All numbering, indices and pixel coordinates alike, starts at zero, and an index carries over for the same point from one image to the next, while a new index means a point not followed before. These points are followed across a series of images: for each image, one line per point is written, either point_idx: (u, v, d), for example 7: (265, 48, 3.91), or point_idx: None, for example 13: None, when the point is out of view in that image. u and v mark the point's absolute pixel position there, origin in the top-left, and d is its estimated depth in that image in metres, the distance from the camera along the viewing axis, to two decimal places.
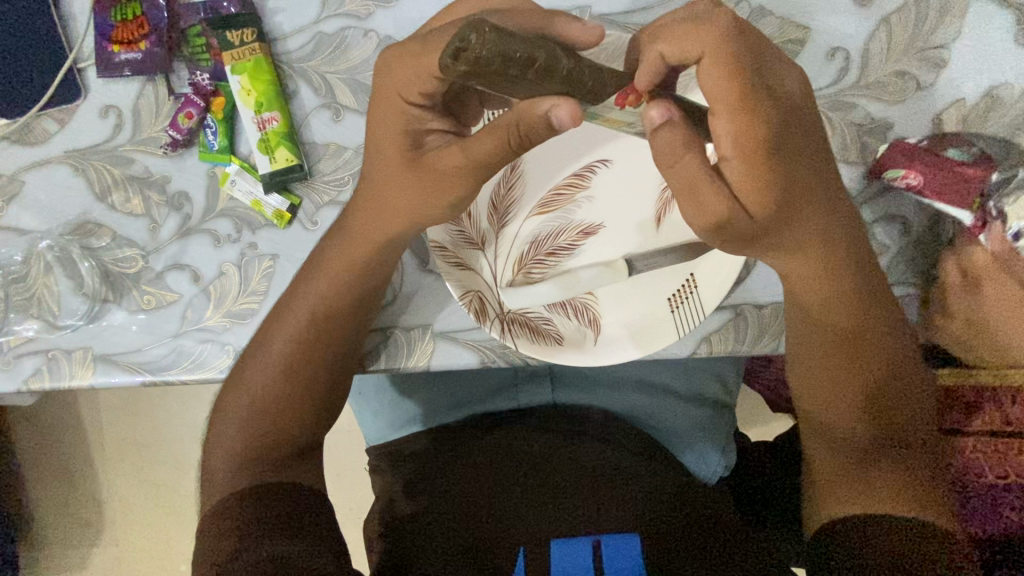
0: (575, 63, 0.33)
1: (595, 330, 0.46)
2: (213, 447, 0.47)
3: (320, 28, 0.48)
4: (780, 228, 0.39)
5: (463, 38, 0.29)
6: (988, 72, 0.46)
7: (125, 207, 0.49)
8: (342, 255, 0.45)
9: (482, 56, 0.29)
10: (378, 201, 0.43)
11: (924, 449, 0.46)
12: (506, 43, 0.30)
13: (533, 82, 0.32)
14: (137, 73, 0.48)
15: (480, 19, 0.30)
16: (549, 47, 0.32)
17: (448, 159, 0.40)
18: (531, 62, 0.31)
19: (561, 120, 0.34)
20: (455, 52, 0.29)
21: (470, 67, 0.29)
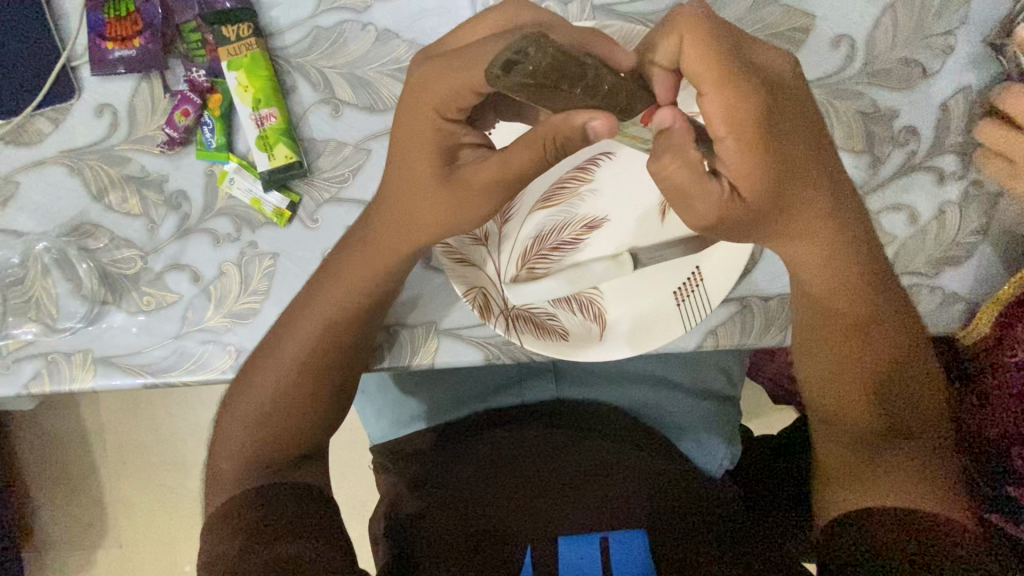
0: (614, 82, 0.35)
1: (601, 325, 0.46)
2: (218, 449, 0.47)
3: (317, 23, 0.47)
4: (786, 218, 0.39)
5: (519, 49, 0.29)
6: (993, 59, 0.46)
7: (122, 207, 0.48)
8: (345, 253, 0.44)
9: (535, 70, 0.29)
10: (381, 197, 0.42)
11: (934, 439, 0.45)
12: (558, 61, 0.30)
13: (573, 98, 0.33)
14: (131, 71, 0.47)
15: (538, 34, 0.30)
16: (592, 66, 0.33)
17: (453, 155, 0.39)
18: (573, 83, 0.32)
19: (595, 131, 0.34)
20: (507, 64, 0.29)
21: (522, 79, 0.30)
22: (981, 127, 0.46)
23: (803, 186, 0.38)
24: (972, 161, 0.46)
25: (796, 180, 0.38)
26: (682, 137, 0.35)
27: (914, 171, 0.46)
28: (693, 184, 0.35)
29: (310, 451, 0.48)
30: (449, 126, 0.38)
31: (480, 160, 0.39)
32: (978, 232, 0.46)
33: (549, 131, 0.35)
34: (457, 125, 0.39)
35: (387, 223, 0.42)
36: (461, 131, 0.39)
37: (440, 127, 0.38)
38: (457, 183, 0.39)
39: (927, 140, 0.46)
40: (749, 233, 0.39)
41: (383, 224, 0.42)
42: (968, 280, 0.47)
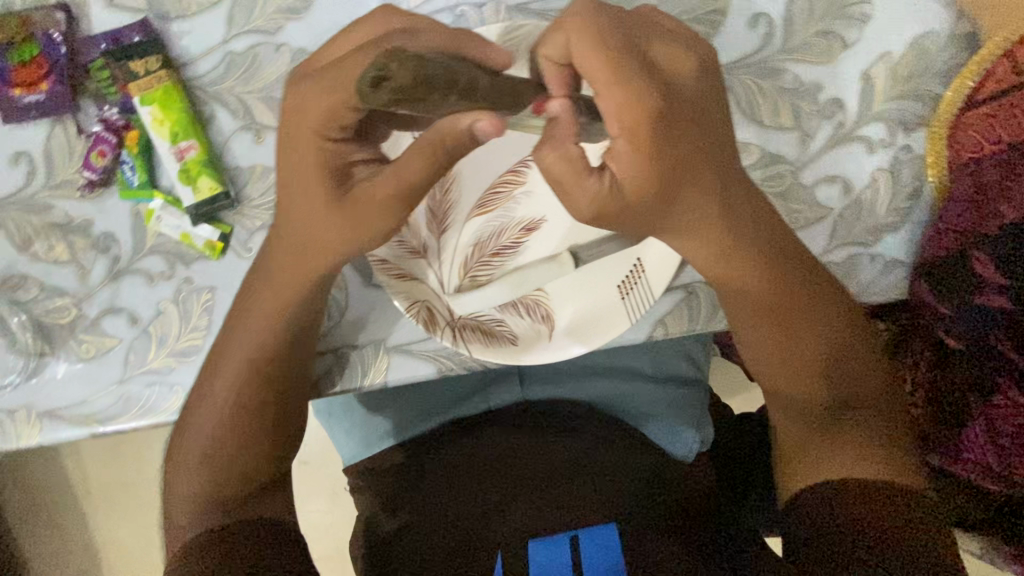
0: (490, 81, 0.33)
1: (550, 326, 0.46)
2: (170, 492, 0.46)
3: (229, 48, 0.46)
4: (698, 208, 0.39)
5: (381, 65, 0.26)
6: (910, 23, 0.46)
7: (50, 256, 0.47)
8: (264, 278, 0.43)
9: (406, 85, 0.26)
10: (283, 220, 0.41)
11: (879, 406, 0.46)
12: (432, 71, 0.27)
13: (449, 104, 0.30)
14: (43, 115, 0.45)
15: (398, 48, 0.26)
16: (462, 72, 0.30)
17: (347, 172, 0.38)
18: (448, 91, 0.28)
19: (484, 132, 0.32)
20: (373, 81, 0.26)
21: (392, 97, 0.26)
22: (904, 92, 0.46)
23: (712, 165, 0.38)
24: (899, 126, 0.46)
25: (706, 163, 0.37)
26: (564, 127, 0.35)
27: (844, 143, 0.46)
28: (573, 176, 0.36)
29: (265, 483, 0.47)
30: (332, 145, 0.37)
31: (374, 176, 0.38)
32: (909, 198, 0.47)
33: (435, 137, 0.34)
34: (345, 144, 0.38)
35: (298, 252, 0.41)
36: (350, 149, 0.38)
37: (324, 147, 0.37)
38: (362, 209, 0.38)
39: (852, 110, 0.46)
40: (661, 218, 0.38)
41: (296, 250, 0.41)
42: (904, 244, 0.47)
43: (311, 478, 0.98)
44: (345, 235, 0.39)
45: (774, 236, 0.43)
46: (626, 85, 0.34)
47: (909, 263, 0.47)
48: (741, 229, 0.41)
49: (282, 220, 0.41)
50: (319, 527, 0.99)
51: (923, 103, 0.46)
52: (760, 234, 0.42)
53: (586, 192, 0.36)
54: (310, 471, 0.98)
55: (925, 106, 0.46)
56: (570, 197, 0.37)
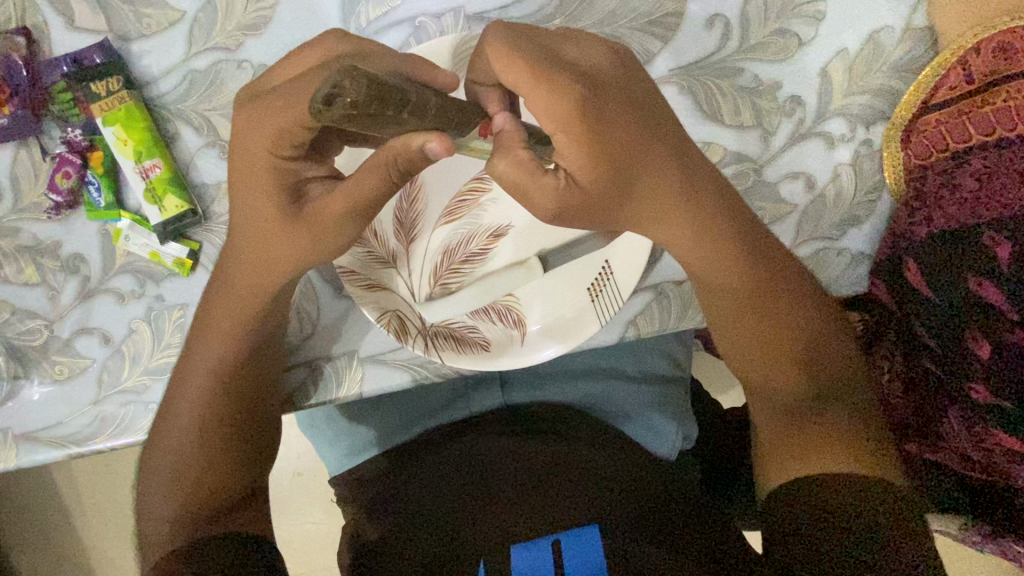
0: (442, 103, 0.34)
1: (521, 330, 0.46)
2: (146, 511, 0.46)
3: (190, 66, 0.46)
4: (647, 209, 0.40)
5: (334, 83, 0.27)
6: (866, 19, 0.46)
7: (20, 278, 0.47)
8: (227, 292, 0.43)
9: (359, 101, 0.27)
10: (244, 237, 0.41)
11: (853, 397, 0.47)
12: (380, 87, 0.28)
13: (400, 122, 0.31)
14: (7, 139, 0.45)
15: (347, 65, 0.27)
16: (408, 89, 0.31)
17: (300, 191, 0.39)
18: (398, 108, 0.29)
19: (435, 153, 0.34)
20: (327, 98, 0.27)
21: (346, 112, 0.27)
22: (861, 88, 0.47)
23: (653, 166, 0.39)
24: (859, 121, 0.47)
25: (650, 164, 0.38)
26: (509, 136, 0.36)
27: (804, 140, 0.47)
28: (529, 178, 0.36)
29: (241, 498, 0.47)
30: (288, 164, 0.39)
31: (328, 193, 0.39)
32: (870, 192, 0.47)
33: (389, 155, 0.35)
34: (297, 162, 0.39)
35: (258, 265, 0.41)
36: (304, 167, 0.39)
37: (276, 166, 0.38)
38: (323, 224, 0.39)
39: (811, 107, 0.47)
40: (611, 219, 0.40)
41: (257, 265, 0.41)
42: (868, 237, 0.48)
43: (304, 489, 0.98)
44: (305, 248, 0.40)
45: (736, 235, 0.44)
46: (563, 92, 0.35)
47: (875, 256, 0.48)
48: (697, 229, 0.43)
49: (243, 236, 0.41)
50: (318, 537, 0.99)
51: (881, 97, 0.47)
52: (719, 233, 0.43)
53: (549, 190, 0.37)
54: (306, 481, 0.98)
55: (883, 100, 0.47)
56: (532, 200, 0.37)
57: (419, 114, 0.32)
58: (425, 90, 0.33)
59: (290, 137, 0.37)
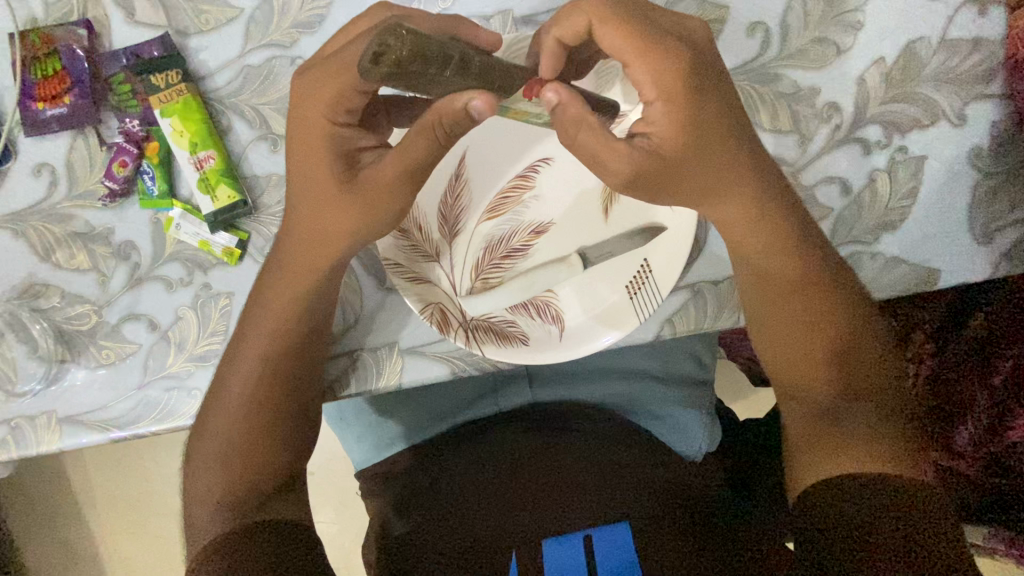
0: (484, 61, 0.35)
1: (560, 326, 0.47)
2: (191, 493, 0.47)
3: (246, 62, 0.47)
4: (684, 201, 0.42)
5: (380, 41, 0.28)
6: (903, 29, 0.48)
7: (70, 264, 0.48)
8: (281, 278, 0.45)
9: (403, 58, 0.28)
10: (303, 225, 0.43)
11: (888, 398, 0.47)
12: (424, 41, 0.29)
13: (447, 80, 0.32)
14: (65, 128, 0.47)
15: (393, 22, 0.28)
16: (453, 46, 0.32)
17: (352, 158, 0.41)
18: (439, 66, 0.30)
19: (479, 110, 0.35)
20: (375, 56, 0.28)
21: (393, 69, 0.28)
22: (898, 96, 0.48)
23: (698, 161, 0.41)
24: (895, 128, 0.48)
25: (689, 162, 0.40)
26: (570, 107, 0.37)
27: (840, 145, 0.48)
28: (602, 149, 0.38)
29: (281, 484, 0.47)
30: (341, 130, 0.40)
31: (395, 179, 0.40)
32: (906, 198, 0.48)
33: (433, 116, 0.36)
34: (350, 130, 0.41)
35: (313, 245, 0.43)
36: (355, 136, 0.41)
37: (333, 133, 0.40)
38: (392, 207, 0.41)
39: (849, 112, 0.48)
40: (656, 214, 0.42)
41: (314, 248, 0.43)
42: (907, 242, 0.48)
43: (319, 485, 0.99)
44: (354, 222, 0.42)
45: (773, 238, 0.45)
46: None
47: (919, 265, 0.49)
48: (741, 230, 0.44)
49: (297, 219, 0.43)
50: (328, 538, 0.99)
51: (918, 106, 0.48)
52: (758, 235, 0.45)
53: (622, 156, 0.38)
54: (319, 479, 0.99)
55: (920, 107, 0.48)
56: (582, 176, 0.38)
57: (463, 70, 0.33)
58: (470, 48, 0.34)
59: (345, 101, 0.39)
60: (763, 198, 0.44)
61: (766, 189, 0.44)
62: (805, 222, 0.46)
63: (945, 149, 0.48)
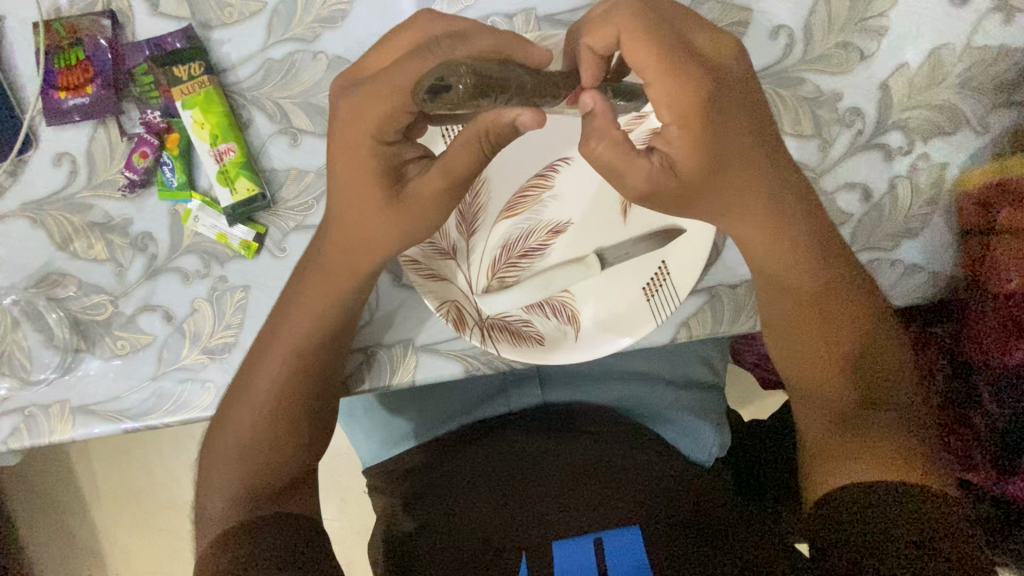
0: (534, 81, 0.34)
1: (575, 327, 0.46)
2: (204, 485, 0.47)
3: (268, 55, 0.47)
4: (720, 206, 0.42)
5: (441, 76, 0.28)
6: (928, 35, 0.47)
7: (88, 254, 0.48)
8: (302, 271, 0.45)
9: (461, 96, 0.28)
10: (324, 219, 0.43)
11: (905, 406, 0.47)
12: (485, 77, 0.29)
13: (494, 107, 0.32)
14: (87, 118, 0.47)
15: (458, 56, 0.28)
16: (512, 74, 0.32)
17: (400, 173, 0.41)
18: (500, 90, 0.30)
19: (525, 125, 0.36)
20: (432, 90, 0.28)
21: (446, 106, 0.29)
22: (922, 102, 0.47)
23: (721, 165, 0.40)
24: (918, 135, 0.48)
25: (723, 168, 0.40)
26: (601, 118, 0.37)
27: (862, 150, 0.48)
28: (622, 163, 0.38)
29: (294, 478, 0.48)
30: (389, 148, 0.40)
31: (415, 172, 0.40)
32: (926, 205, 0.48)
33: (479, 130, 0.36)
34: (397, 146, 0.41)
35: (335, 241, 0.43)
36: (403, 150, 0.41)
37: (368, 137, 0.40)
38: (414, 202, 0.41)
39: (871, 119, 0.48)
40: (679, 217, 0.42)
41: (335, 243, 0.43)
42: (926, 249, 0.48)
43: (324, 481, 0.99)
44: (399, 231, 0.42)
45: (791, 246, 0.45)
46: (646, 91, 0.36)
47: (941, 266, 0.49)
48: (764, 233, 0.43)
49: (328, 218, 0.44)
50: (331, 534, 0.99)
51: (941, 113, 0.47)
52: (779, 243, 0.45)
53: (642, 172, 0.39)
54: (323, 475, 0.99)
55: (944, 114, 0.47)
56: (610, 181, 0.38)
57: (518, 96, 0.33)
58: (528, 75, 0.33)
59: (395, 122, 0.39)
60: (788, 201, 0.43)
61: (789, 194, 0.43)
62: (825, 228, 0.45)
63: (968, 157, 0.48)
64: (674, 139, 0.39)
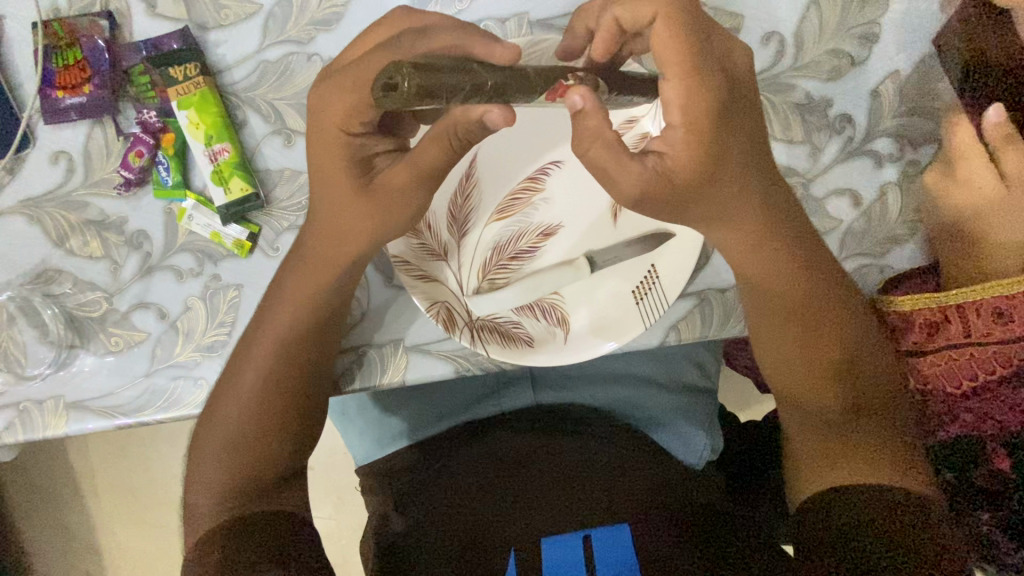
0: (502, 79, 0.34)
1: (565, 329, 0.47)
2: (193, 482, 0.47)
3: (263, 57, 0.48)
4: (713, 214, 0.41)
5: (389, 75, 0.29)
6: (920, 42, 0.47)
7: (84, 251, 0.48)
8: (293, 273, 0.45)
9: (410, 93, 0.29)
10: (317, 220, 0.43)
11: (891, 411, 0.47)
12: (432, 75, 0.30)
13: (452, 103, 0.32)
14: (84, 117, 0.48)
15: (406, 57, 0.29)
16: (472, 71, 0.32)
17: (369, 164, 0.42)
18: (455, 91, 0.31)
19: (494, 122, 0.36)
20: (382, 87, 0.29)
21: (397, 105, 0.30)
22: (912, 109, 0.48)
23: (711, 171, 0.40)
24: (907, 142, 0.48)
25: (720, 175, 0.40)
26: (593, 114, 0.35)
27: (852, 156, 0.48)
28: (614, 170, 0.38)
29: (283, 476, 0.48)
30: (362, 142, 0.40)
31: (406, 175, 0.41)
32: (913, 213, 0.48)
33: (450, 124, 0.38)
34: (367, 139, 0.42)
35: (328, 242, 0.44)
36: (373, 143, 0.42)
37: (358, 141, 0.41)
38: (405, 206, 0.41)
39: (862, 126, 0.48)
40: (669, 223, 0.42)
41: (327, 243, 0.44)
42: (912, 255, 0.49)
43: (320, 479, 0.99)
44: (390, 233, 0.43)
45: (781, 264, 0.45)
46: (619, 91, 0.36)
47: (926, 265, 0.49)
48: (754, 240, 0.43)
49: (319, 220, 0.44)
50: (326, 532, 1.00)
51: (931, 120, 0.48)
52: (773, 255, 0.44)
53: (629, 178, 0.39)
54: (318, 474, 0.99)
55: (934, 121, 0.48)
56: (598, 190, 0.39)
57: (480, 90, 0.33)
58: (488, 70, 0.33)
59: (359, 115, 0.40)
60: (779, 206, 0.43)
61: (780, 199, 0.43)
62: (815, 240, 0.45)
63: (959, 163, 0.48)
64: (666, 144, 0.39)
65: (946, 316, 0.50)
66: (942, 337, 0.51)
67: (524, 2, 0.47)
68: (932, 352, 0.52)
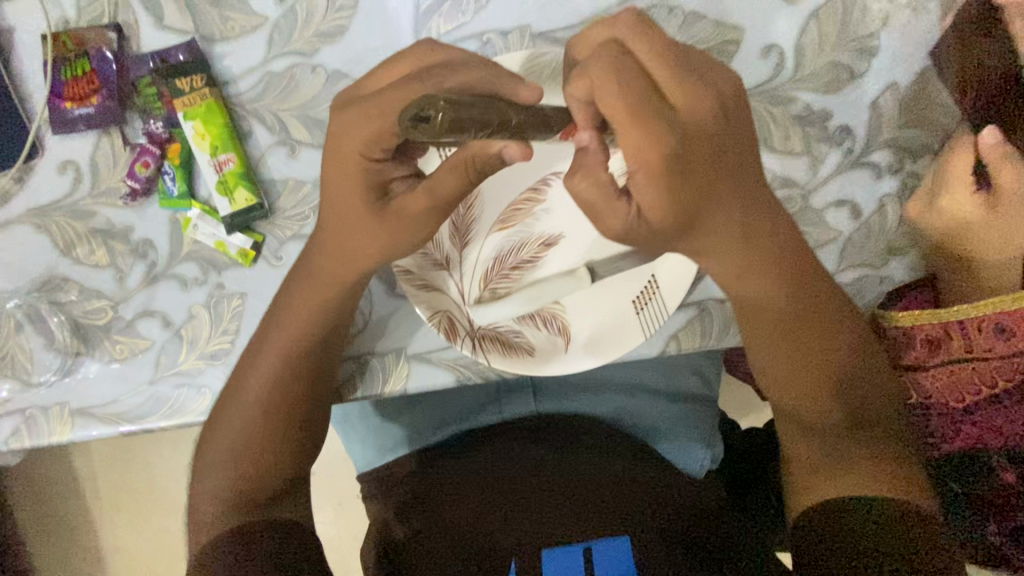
0: (530, 116, 0.35)
1: (566, 338, 0.47)
2: (197, 490, 0.48)
3: (269, 68, 0.49)
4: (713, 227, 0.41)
5: (421, 106, 0.29)
6: (919, 56, 0.48)
7: (90, 259, 0.49)
8: (295, 284, 0.46)
9: (444, 126, 0.29)
10: (320, 232, 0.44)
11: (889, 423, 0.47)
12: (464, 109, 0.30)
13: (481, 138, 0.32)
14: (92, 127, 0.48)
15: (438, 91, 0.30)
16: (501, 109, 0.33)
17: (384, 188, 0.42)
18: (486, 125, 0.31)
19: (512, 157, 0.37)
20: (413, 119, 0.29)
21: (429, 135, 0.30)
22: (910, 121, 0.48)
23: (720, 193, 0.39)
24: (907, 154, 0.48)
25: (725, 191, 0.39)
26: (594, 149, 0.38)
27: (852, 168, 0.48)
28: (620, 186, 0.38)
29: (286, 483, 0.48)
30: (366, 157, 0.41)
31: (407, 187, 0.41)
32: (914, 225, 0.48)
33: (468, 155, 0.38)
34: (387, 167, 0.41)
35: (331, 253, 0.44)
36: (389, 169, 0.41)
37: None
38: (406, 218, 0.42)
39: (862, 137, 0.48)
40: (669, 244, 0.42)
41: (328, 254, 0.44)
42: (912, 267, 0.49)
43: (322, 484, 0.99)
44: (391, 244, 0.43)
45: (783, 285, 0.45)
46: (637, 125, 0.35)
47: (925, 276, 0.49)
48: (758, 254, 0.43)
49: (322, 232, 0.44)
50: (328, 538, 1.00)
51: (931, 132, 0.48)
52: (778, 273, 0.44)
53: None
54: (321, 479, 0.99)
55: (933, 133, 0.48)
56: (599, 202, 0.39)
57: (506, 127, 0.33)
58: (513, 107, 0.34)
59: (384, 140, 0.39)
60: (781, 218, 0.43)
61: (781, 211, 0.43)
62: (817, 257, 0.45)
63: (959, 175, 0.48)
64: None
65: (948, 332, 0.50)
66: (944, 353, 0.51)
67: (526, 15, 0.48)
68: (933, 368, 0.52)
